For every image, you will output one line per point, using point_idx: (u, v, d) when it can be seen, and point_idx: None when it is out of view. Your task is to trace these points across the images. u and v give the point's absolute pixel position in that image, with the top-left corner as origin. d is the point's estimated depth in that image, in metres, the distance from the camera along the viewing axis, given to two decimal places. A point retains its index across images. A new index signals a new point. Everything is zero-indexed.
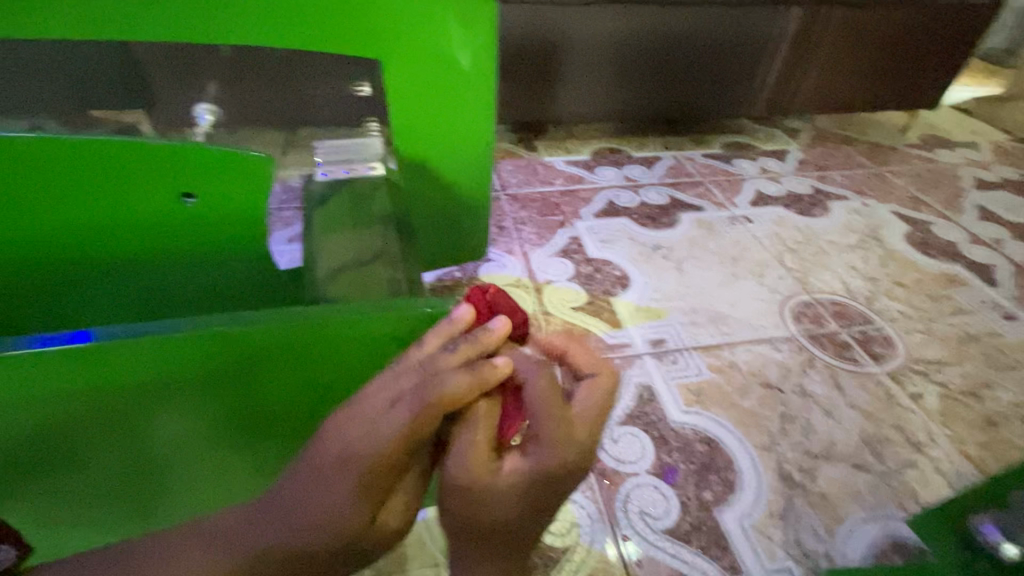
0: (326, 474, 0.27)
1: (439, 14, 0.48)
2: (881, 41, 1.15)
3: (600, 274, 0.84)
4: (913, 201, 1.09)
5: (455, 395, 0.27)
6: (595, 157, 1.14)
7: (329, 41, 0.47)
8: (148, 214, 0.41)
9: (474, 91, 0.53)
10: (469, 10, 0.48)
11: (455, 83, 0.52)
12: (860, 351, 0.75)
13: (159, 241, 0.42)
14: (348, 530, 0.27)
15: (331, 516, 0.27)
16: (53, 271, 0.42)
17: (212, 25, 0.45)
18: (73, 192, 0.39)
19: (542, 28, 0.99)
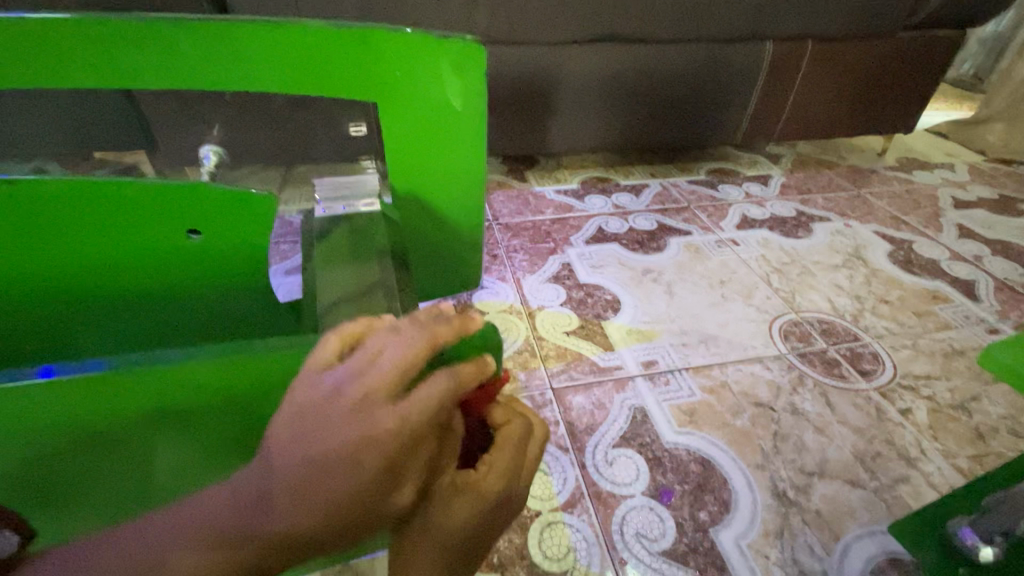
0: (343, 445, 0.23)
1: (429, 59, 0.45)
2: (855, 70, 1.20)
3: (591, 299, 0.86)
4: (893, 222, 1.12)
5: (467, 376, 0.26)
6: (584, 186, 1.17)
7: (313, 85, 0.44)
8: (150, 251, 0.41)
9: (466, 133, 0.51)
10: (459, 56, 0.46)
11: (447, 124, 0.50)
12: (848, 368, 0.76)
13: (156, 276, 0.43)
14: (361, 503, 0.23)
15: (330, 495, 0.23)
16: (50, 305, 0.42)
17: (207, 71, 0.42)
18: (77, 230, 0.39)
19: (532, 67, 1.03)
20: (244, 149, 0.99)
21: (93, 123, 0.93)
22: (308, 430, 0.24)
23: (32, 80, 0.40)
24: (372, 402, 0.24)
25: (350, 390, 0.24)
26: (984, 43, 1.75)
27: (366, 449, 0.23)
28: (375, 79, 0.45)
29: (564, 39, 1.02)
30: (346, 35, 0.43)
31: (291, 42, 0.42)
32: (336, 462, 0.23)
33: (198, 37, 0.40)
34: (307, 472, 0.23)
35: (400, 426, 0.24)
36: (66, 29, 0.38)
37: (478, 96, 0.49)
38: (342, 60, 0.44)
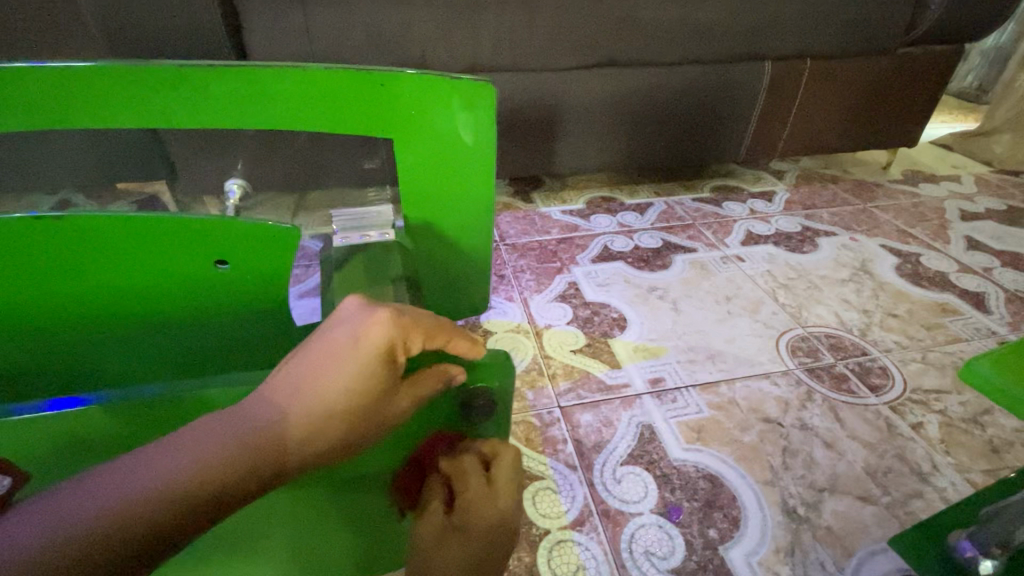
0: (336, 354, 0.40)
1: (441, 95, 0.47)
2: (855, 87, 1.22)
3: (598, 317, 0.87)
4: (900, 235, 1.13)
5: (453, 344, 0.43)
6: (589, 206, 1.19)
7: (330, 121, 0.47)
8: (172, 277, 0.43)
9: (476, 164, 0.53)
10: (470, 92, 0.48)
11: (456, 155, 0.52)
12: (857, 383, 0.76)
13: (182, 304, 0.45)
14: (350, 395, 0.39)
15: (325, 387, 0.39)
16: (69, 333, 0.44)
17: (235, 110, 0.45)
18: (107, 260, 0.40)
19: (536, 94, 1.06)
20: (261, 177, 1.03)
21: (119, 156, 0.98)
22: (319, 351, 0.40)
23: (74, 120, 0.43)
24: (366, 325, 0.40)
25: (352, 323, 0.40)
26: (987, 56, 1.76)
27: (354, 354, 0.39)
28: (388, 114, 0.48)
29: (567, 65, 1.05)
30: (367, 78, 0.45)
31: (315, 83, 0.45)
32: (330, 374, 0.39)
33: (224, 80, 0.43)
34: (310, 383, 0.39)
35: (388, 339, 0.40)
36: (107, 75, 0.41)
37: (487, 130, 0.50)
38: (359, 97, 0.46)
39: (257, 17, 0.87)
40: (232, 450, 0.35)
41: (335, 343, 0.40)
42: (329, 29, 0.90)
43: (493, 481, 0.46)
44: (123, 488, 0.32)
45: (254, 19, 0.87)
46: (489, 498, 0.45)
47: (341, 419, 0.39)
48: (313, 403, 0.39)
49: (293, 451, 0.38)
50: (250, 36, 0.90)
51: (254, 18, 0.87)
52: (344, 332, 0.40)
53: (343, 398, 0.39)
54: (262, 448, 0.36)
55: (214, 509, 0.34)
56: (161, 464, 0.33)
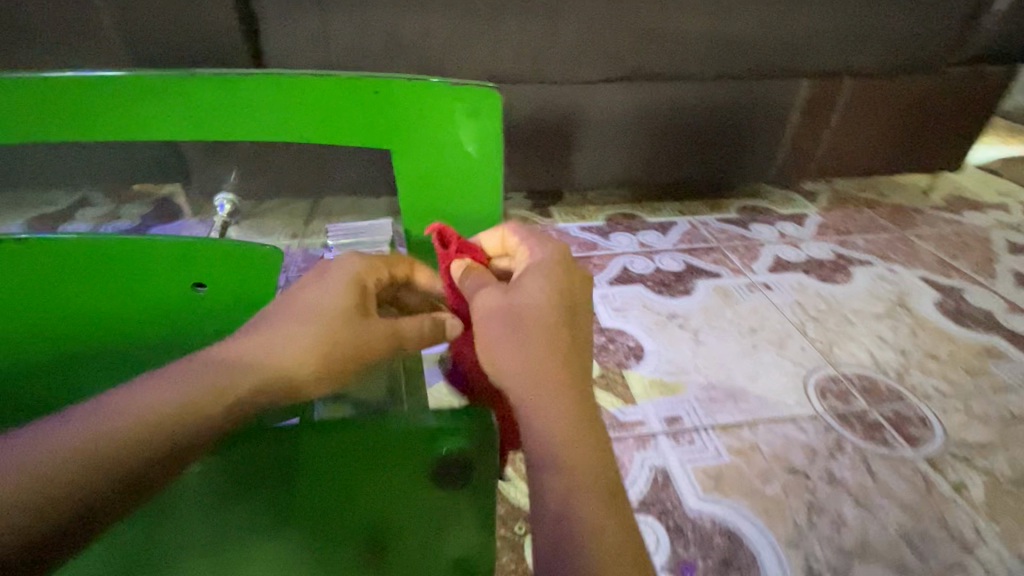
0: (304, 298, 0.37)
1: (440, 103, 0.43)
2: (896, 108, 1.16)
3: (613, 344, 0.83)
4: (942, 267, 1.06)
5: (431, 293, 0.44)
6: (609, 223, 1.15)
7: (330, 130, 0.44)
8: (150, 298, 0.40)
9: (484, 181, 0.48)
10: (473, 100, 0.43)
11: (460, 171, 0.47)
12: (892, 433, 0.70)
13: (159, 332, 0.43)
14: (326, 330, 0.35)
15: (304, 328, 0.35)
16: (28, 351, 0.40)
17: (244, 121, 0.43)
18: (94, 278, 0.39)
19: (558, 107, 1.03)
20: (276, 182, 1.02)
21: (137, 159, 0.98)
22: (287, 300, 0.37)
23: (86, 126, 0.42)
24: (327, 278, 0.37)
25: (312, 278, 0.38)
26: None
27: (329, 293, 0.37)
28: (386, 123, 0.44)
29: (591, 78, 1.01)
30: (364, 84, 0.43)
31: (301, 90, 0.42)
32: (306, 314, 0.36)
33: (205, 86, 0.41)
34: (295, 326, 0.35)
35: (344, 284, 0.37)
36: (115, 83, 0.40)
37: (493, 144, 0.45)
38: (359, 106, 0.43)
39: (276, 22, 0.86)
40: (210, 384, 0.32)
41: (298, 291, 0.37)
42: (348, 36, 0.88)
43: (526, 232, 0.44)
44: (106, 418, 0.29)
45: (273, 25, 0.86)
46: (533, 238, 0.43)
47: (313, 362, 0.35)
48: (286, 339, 0.35)
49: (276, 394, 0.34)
50: (269, 44, 0.88)
51: (273, 26, 0.86)
52: (314, 275, 0.38)
53: (316, 338, 0.35)
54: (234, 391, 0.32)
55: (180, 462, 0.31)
56: (146, 400, 0.30)
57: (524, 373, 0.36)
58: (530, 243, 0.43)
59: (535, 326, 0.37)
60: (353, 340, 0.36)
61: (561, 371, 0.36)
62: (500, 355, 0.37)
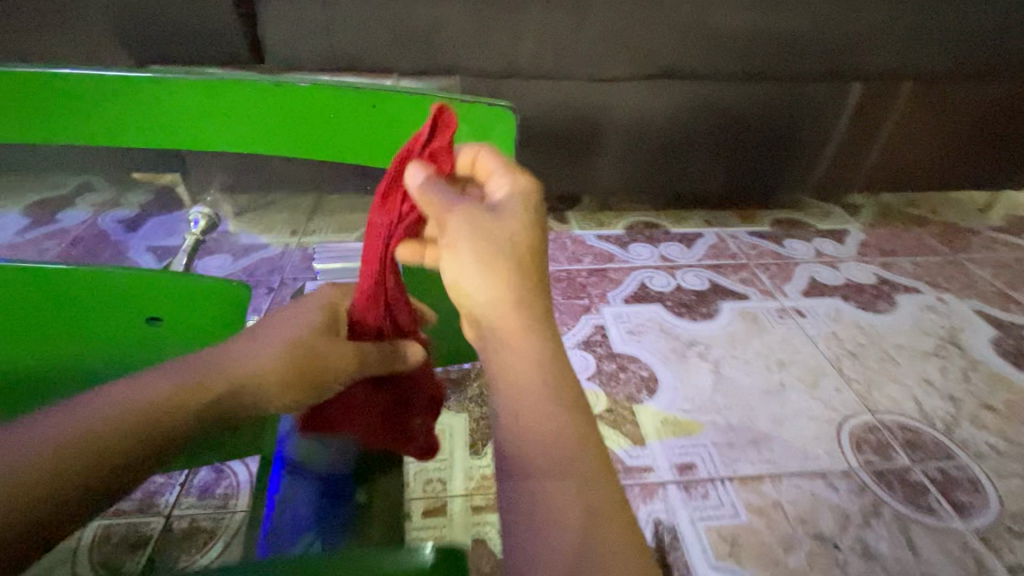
0: (275, 327, 0.38)
1: None
2: (957, 117, 1.04)
3: (625, 373, 0.76)
4: (999, 298, 0.95)
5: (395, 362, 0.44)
6: (629, 232, 1.07)
7: (329, 139, 0.47)
8: (96, 327, 0.42)
9: None
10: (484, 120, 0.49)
11: None
12: (938, 498, 0.62)
13: (105, 350, 0.43)
14: (295, 357, 0.37)
15: (278, 346, 0.37)
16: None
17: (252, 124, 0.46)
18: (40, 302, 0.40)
19: (579, 105, 0.94)
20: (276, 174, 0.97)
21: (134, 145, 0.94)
22: (259, 328, 0.39)
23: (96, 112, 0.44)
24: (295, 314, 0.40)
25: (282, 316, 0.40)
26: None
27: (297, 326, 0.39)
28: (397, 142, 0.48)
29: (618, 75, 0.92)
30: (374, 99, 0.45)
31: (292, 100, 0.45)
32: (275, 338, 0.37)
33: (210, 96, 0.44)
34: (263, 346, 0.37)
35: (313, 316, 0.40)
36: (138, 80, 0.43)
37: None
38: (369, 122, 0.46)
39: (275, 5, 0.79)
40: (182, 393, 0.32)
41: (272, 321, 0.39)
42: (355, 24, 0.81)
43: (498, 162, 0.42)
44: (65, 428, 0.28)
45: (274, 10, 0.80)
46: (506, 168, 0.42)
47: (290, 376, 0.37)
48: (255, 356, 0.36)
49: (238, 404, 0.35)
50: (269, 29, 0.82)
51: (274, 10, 0.80)
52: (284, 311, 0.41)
53: (287, 358, 0.37)
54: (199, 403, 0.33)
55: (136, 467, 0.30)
56: (106, 408, 0.30)
57: (492, 304, 0.37)
58: (501, 172, 0.42)
59: (504, 259, 0.37)
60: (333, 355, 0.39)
61: (529, 313, 0.37)
62: (474, 292, 0.38)
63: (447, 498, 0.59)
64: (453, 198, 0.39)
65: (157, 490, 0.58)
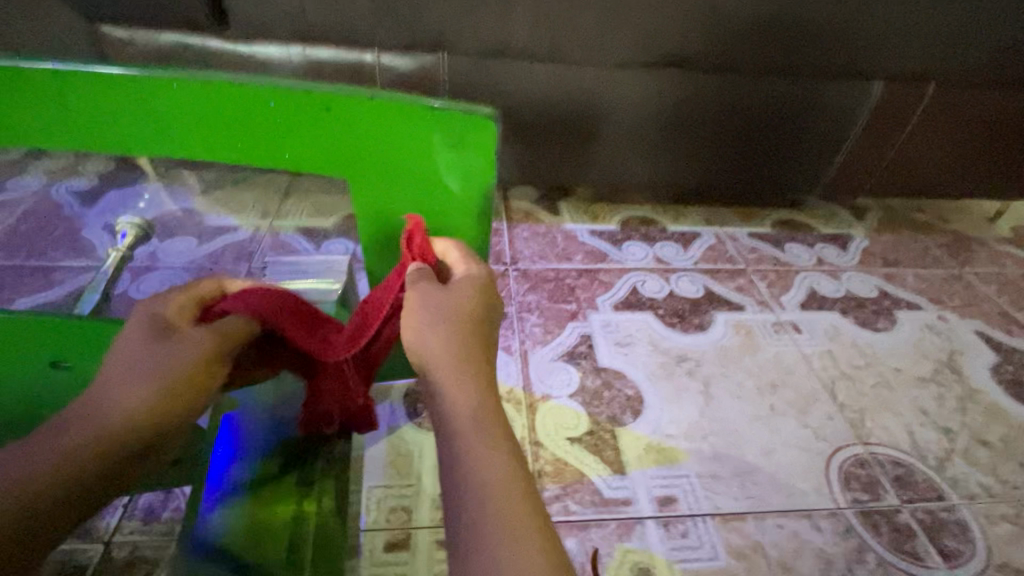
0: (147, 342, 0.41)
1: (422, 134, 0.44)
2: (980, 123, 0.97)
3: (609, 390, 0.71)
4: (1002, 320, 0.92)
5: (231, 330, 0.42)
6: (624, 228, 1.01)
7: (299, 151, 0.45)
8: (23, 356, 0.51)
9: (470, 216, 0.50)
10: (457, 133, 0.44)
11: (440, 205, 0.49)
12: (924, 543, 0.60)
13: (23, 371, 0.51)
14: (152, 376, 0.40)
15: (135, 367, 0.40)
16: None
17: (206, 131, 0.44)
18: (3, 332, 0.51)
19: (577, 94, 0.87)
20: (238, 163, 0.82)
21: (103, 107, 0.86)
22: (131, 340, 0.41)
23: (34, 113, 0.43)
24: (139, 323, 0.41)
25: (133, 327, 0.41)
26: None
27: (162, 335, 0.41)
28: (367, 153, 0.46)
29: (622, 62, 0.84)
30: (333, 101, 0.43)
31: (257, 105, 0.43)
32: (143, 356, 0.40)
33: (169, 104, 0.42)
34: (139, 365, 0.40)
35: (166, 312, 0.42)
36: (84, 81, 0.41)
37: (476, 174, 0.47)
38: (333, 131, 0.44)
39: None
40: (98, 440, 0.38)
41: (127, 332, 0.41)
42: None
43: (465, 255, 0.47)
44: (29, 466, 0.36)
45: None
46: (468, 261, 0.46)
47: (160, 391, 0.40)
48: (123, 390, 0.39)
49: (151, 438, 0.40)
50: None
51: None
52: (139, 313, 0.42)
53: (157, 376, 0.40)
54: (124, 443, 0.39)
55: (89, 487, 0.38)
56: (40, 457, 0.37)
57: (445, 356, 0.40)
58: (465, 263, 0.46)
59: (459, 337, 0.41)
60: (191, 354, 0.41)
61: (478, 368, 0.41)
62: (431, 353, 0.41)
63: (412, 530, 0.56)
64: (421, 282, 0.43)
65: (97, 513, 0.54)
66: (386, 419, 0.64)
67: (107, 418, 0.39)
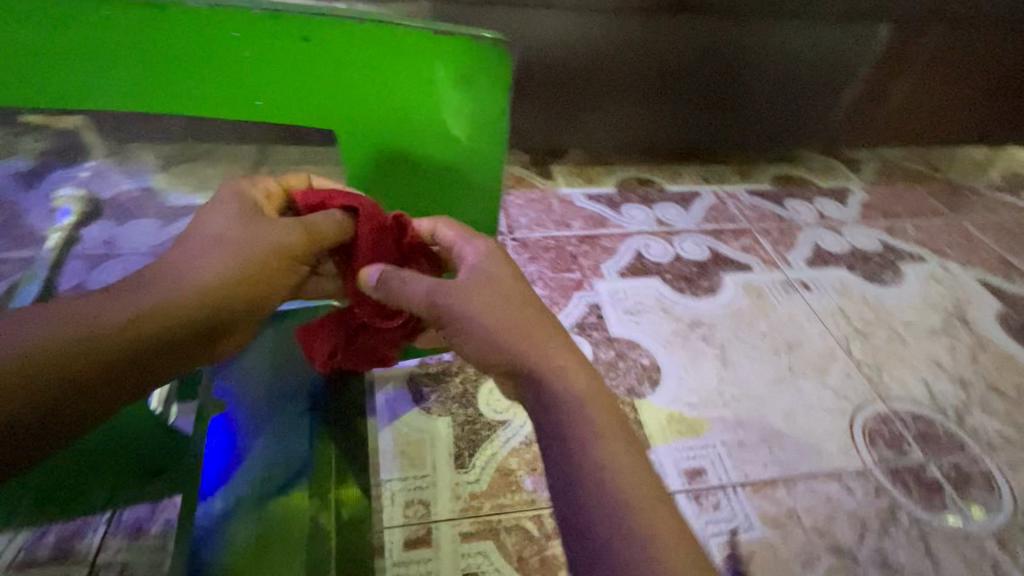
0: (233, 223, 0.41)
1: (428, 67, 0.44)
2: (978, 65, 0.95)
3: (624, 361, 0.68)
4: (1002, 267, 0.92)
5: (318, 227, 0.43)
6: (621, 191, 0.96)
7: (295, 88, 0.44)
8: None
9: (476, 159, 0.50)
10: (467, 67, 0.44)
11: (445, 146, 0.49)
12: (953, 497, 0.59)
13: None
14: (236, 256, 0.40)
15: (222, 242, 0.40)
16: None
17: (187, 67, 0.42)
18: None
19: (572, 44, 0.80)
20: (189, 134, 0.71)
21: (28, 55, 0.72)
22: (222, 217, 0.41)
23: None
24: (231, 204, 0.42)
25: (223, 205, 0.42)
26: None
27: (250, 216, 0.42)
28: (371, 89, 0.45)
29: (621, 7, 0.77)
30: (334, 30, 0.42)
31: (247, 35, 0.41)
32: (230, 238, 0.40)
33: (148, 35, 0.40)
34: (224, 240, 0.40)
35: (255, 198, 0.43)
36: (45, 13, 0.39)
37: (484, 114, 0.47)
38: (333, 64, 0.43)
39: None
40: (172, 306, 0.37)
41: (214, 210, 0.42)
42: None
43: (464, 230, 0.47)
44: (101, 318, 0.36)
45: None
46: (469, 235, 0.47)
47: (240, 274, 0.40)
48: (208, 263, 0.39)
49: (221, 322, 0.40)
50: None
51: None
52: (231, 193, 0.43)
53: (244, 260, 0.40)
54: (196, 315, 0.38)
55: (154, 357, 0.37)
56: (119, 309, 0.36)
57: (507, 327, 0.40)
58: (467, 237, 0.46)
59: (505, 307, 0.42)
60: (265, 249, 0.41)
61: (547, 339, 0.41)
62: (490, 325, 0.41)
63: (432, 525, 0.52)
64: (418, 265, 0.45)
65: (76, 530, 0.48)
66: (389, 406, 0.59)
67: (182, 285, 0.38)
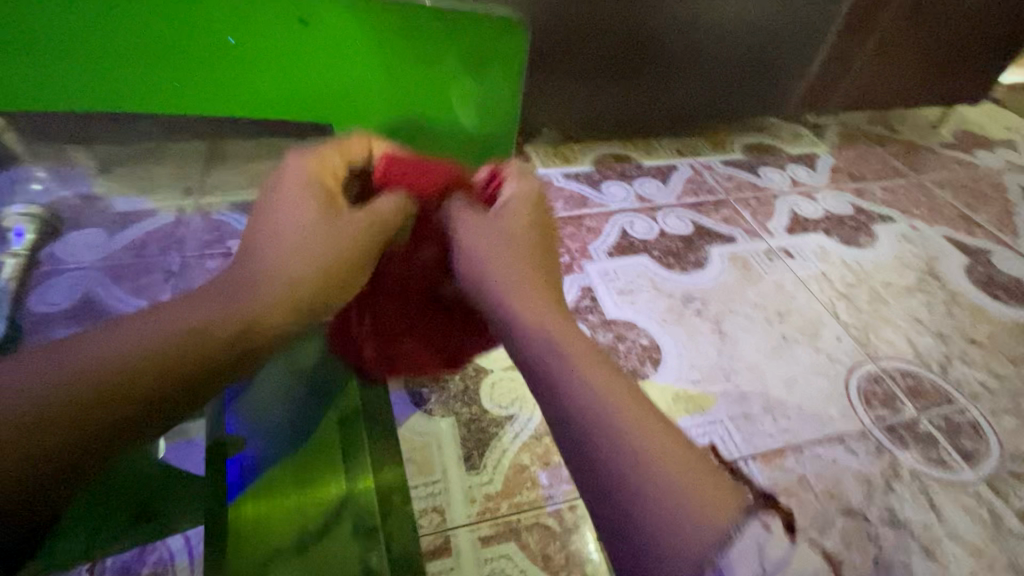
0: (296, 221, 0.36)
1: (446, 49, 0.52)
2: (936, 26, 0.97)
3: (623, 344, 0.67)
4: (963, 222, 0.95)
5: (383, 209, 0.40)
6: (599, 168, 0.94)
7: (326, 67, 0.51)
8: None
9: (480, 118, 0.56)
10: (480, 44, 0.52)
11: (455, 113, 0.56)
12: (947, 449, 0.61)
13: None
14: (300, 254, 0.35)
15: (286, 240, 0.36)
16: None
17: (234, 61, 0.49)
18: None
19: (544, 18, 0.76)
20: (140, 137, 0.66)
21: None
22: (283, 212, 0.37)
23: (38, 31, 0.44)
24: (291, 192, 0.38)
25: (281, 195, 0.38)
26: None
27: (311, 205, 0.37)
28: (393, 63, 0.52)
29: None
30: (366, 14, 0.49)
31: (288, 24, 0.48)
32: (294, 236, 0.36)
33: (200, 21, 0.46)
34: (289, 239, 0.36)
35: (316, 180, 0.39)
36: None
37: (493, 82, 0.54)
38: (362, 44, 0.50)
39: None
40: (231, 315, 0.32)
41: (273, 206, 0.38)
42: None
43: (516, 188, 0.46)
44: (144, 332, 0.30)
45: None
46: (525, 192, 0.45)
47: (311, 271, 0.35)
48: (276, 258, 0.35)
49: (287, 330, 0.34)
50: None
51: None
52: (289, 180, 0.38)
53: (312, 257, 0.36)
54: (262, 324, 0.33)
55: (221, 374, 0.32)
56: (171, 319, 0.31)
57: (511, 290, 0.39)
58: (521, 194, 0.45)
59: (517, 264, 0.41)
60: (317, 260, 0.36)
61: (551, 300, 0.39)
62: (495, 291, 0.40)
63: (449, 532, 0.49)
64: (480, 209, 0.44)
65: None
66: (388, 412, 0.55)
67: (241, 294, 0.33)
